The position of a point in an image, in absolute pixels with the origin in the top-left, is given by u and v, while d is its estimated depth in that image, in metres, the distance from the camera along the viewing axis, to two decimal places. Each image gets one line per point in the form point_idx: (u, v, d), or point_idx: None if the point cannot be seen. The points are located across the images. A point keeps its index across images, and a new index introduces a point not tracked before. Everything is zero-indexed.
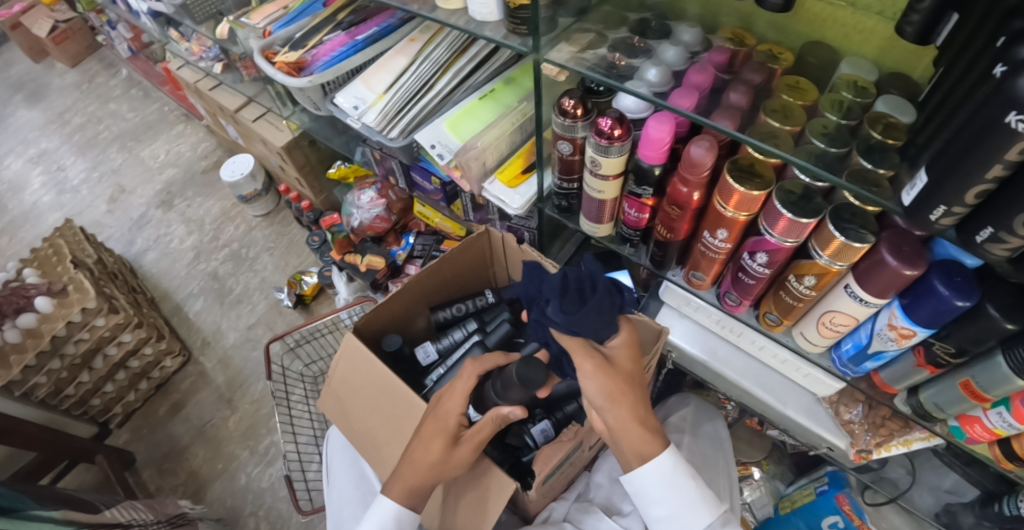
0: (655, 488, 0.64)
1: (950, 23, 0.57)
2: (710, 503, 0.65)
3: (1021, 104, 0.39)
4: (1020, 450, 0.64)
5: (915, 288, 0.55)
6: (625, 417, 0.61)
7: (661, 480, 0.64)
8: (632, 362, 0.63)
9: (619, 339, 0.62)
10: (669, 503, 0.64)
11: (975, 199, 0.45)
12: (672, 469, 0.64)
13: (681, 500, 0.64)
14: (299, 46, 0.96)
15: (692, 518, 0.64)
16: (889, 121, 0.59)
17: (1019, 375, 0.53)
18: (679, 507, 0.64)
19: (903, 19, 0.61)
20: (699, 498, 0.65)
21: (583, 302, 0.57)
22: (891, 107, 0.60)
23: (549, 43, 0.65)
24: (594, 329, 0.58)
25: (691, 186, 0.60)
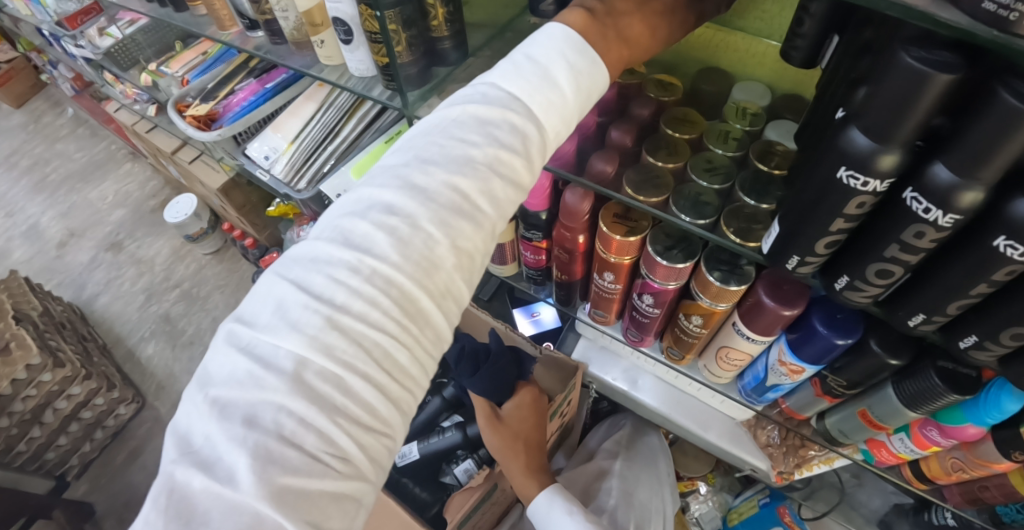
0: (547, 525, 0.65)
1: (832, 45, 0.55)
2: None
3: (852, 160, 0.39)
4: (929, 471, 0.64)
5: (798, 325, 0.55)
6: (514, 465, 0.68)
7: (548, 513, 0.66)
8: (525, 418, 0.68)
9: (513, 401, 0.67)
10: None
11: (827, 248, 0.45)
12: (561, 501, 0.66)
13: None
14: (210, 97, 0.95)
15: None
16: (776, 150, 0.59)
17: (910, 406, 0.53)
18: None
19: (787, 44, 0.59)
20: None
21: (479, 363, 0.66)
22: (782, 134, 0.61)
23: (420, 97, 0.63)
24: (484, 387, 0.66)
25: (574, 231, 0.60)
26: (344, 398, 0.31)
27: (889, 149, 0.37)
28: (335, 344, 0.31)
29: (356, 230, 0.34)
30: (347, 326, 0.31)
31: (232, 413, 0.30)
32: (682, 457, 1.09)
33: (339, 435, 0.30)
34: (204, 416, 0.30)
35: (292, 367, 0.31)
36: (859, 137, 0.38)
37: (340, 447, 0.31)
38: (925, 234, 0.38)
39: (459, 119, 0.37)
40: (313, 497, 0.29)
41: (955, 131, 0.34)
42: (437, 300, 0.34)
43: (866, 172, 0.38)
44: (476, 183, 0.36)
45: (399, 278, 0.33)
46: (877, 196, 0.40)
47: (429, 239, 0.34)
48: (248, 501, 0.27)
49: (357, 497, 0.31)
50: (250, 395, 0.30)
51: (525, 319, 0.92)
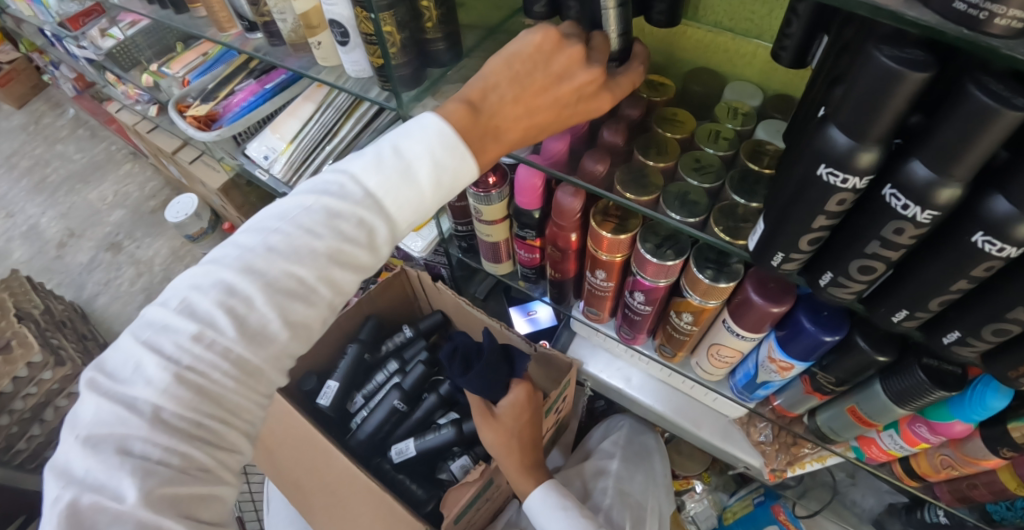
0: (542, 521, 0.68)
1: (821, 44, 0.58)
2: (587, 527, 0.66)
3: (831, 157, 0.39)
4: (919, 468, 0.64)
5: (786, 322, 0.56)
6: (510, 462, 0.69)
7: (543, 507, 0.68)
8: (520, 414, 0.67)
9: (509, 398, 0.67)
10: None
11: (810, 245, 0.45)
12: (555, 497, 0.68)
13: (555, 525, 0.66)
14: (209, 97, 0.97)
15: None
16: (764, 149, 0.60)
17: (899, 403, 0.54)
18: None
19: (778, 46, 0.61)
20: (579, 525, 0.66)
21: (471, 362, 0.67)
22: (772, 134, 0.63)
23: (415, 97, 0.64)
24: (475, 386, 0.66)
25: (566, 230, 0.61)
26: (213, 430, 0.38)
27: (868, 145, 0.38)
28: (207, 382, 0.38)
29: (198, 302, 0.39)
30: (193, 380, 0.37)
31: (125, 430, 0.35)
32: (677, 456, 1.10)
33: (202, 448, 0.37)
34: (77, 451, 0.34)
35: (203, 381, 0.37)
36: (838, 134, 0.39)
37: (198, 459, 0.37)
38: (905, 230, 0.39)
39: (311, 208, 0.42)
40: (183, 500, 0.35)
41: (930, 128, 0.35)
42: (271, 360, 0.41)
43: (845, 170, 0.39)
44: (364, 232, 0.43)
45: (238, 345, 0.39)
46: (856, 193, 0.41)
47: (317, 301, 0.42)
48: (132, 511, 0.32)
49: (226, 500, 0.39)
50: (146, 414, 0.36)
51: (522, 318, 0.93)
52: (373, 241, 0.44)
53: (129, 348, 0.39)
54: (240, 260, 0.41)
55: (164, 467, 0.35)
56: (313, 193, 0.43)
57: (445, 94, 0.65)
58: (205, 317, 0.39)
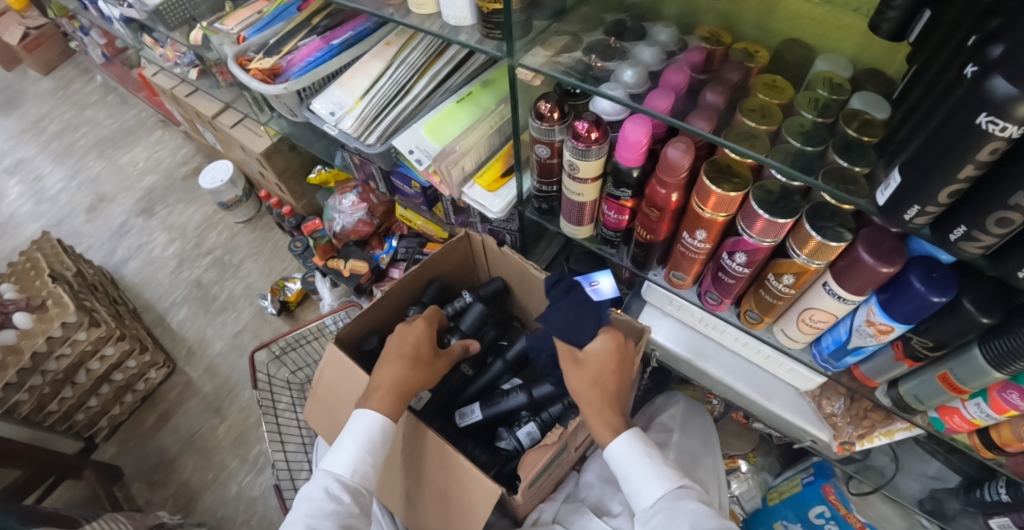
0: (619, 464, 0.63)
1: (922, 20, 0.54)
2: (667, 478, 0.60)
3: (993, 105, 0.39)
4: (999, 438, 0.65)
5: (893, 284, 0.56)
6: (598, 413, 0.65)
7: (621, 455, 0.63)
8: (607, 365, 0.66)
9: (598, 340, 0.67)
10: (629, 476, 0.61)
11: (948, 198, 0.45)
12: (640, 444, 0.63)
13: (638, 471, 0.61)
14: (273, 52, 0.95)
15: (647, 492, 0.60)
16: (865, 118, 0.58)
17: (996, 367, 0.53)
18: (637, 480, 0.61)
19: (877, 16, 0.57)
20: (654, 472, 0.61)
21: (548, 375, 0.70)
22: (866, 103, 0.59)
23: (524, 46, 0.65)
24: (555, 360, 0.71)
25: (669, 187, 0.60)
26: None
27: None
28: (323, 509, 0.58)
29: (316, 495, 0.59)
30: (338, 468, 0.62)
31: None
32: (724, 435, 1.11)
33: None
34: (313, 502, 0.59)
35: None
36: (1000, 83, 0.38)
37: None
38: None
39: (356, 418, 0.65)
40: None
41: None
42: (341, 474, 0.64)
43: (1006, 119, 0.38)
44: (357, 475, 0.62)
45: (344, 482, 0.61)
46: (1010, 143, 0.40)
47: (343, 506, 0.59)
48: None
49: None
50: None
51: (584, 288, 0.90)
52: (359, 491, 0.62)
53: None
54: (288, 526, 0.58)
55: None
56: (367, 433, 0.64)
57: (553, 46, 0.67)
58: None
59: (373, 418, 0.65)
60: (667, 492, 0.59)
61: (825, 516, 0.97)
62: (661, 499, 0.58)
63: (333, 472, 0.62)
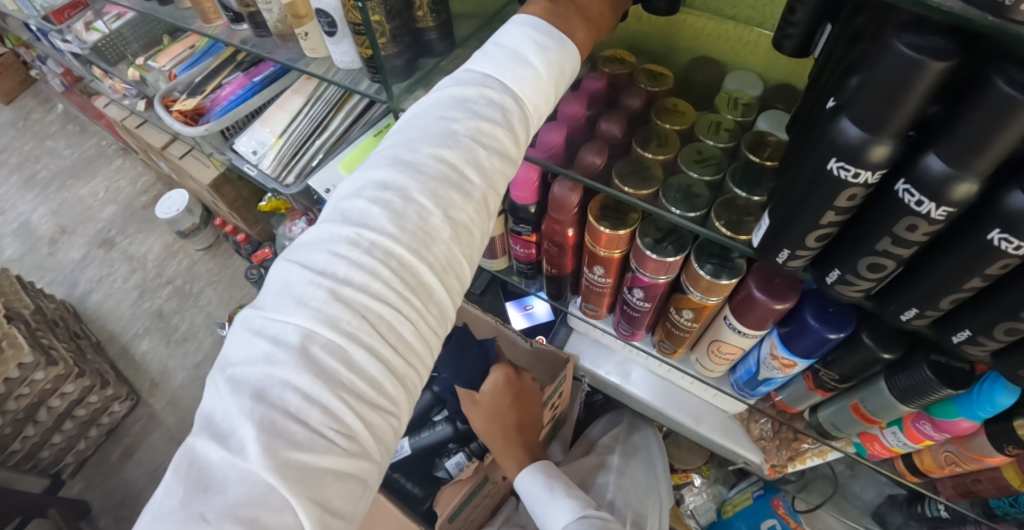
0: (530, 499, 0.68)
1: (824, 34, 0.53)
2: (568, 507, 0.64)
3: (844, 151, 0.37)
4: (922, 464, 0.64)
5: (790, 319, 0.54)
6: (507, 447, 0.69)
7: (530, 488, 0.68)
8: (506, 402, 0.67)
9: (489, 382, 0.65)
10: (538, 510, 0.66)
11: (817, 241, 0.44)
12: (545, 478, 0.68)
13: (543, 505, 0.65)
14: (197, 91, 0.94)
15: (552, 522, 0.64)
16: (769, 140, 0.57)
17: (903, 400, 0.52)
18: (543, 512, 0.65)
19: (779, 33, 0.56)
20: (558, 503, 0.65)
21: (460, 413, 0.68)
22: (773, 123, 0.59)
23: (406, 89, 0.62)
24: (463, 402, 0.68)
25: (564, 224, 0.60)
26: (373, 346, 0.34)
27: (880, 139, 0.35)
28: (372, 299, 0.34)
29: (419, 168, 0.38)
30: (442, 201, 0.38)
31: (361, 249, 0.35)
32: (677, 449, 1.09)
33: (345, 413, 0.32)
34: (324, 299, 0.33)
35: (376, 300, 0.34)
36: (849, 128, 0.36)
37: (345, 424, 0.32)
38: (918, 227, 0.37)
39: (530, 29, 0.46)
40: (319, 475, 0.31)
41: (953, 122, 0.33)
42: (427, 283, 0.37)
43: (857, 164, 0.37)
44: (535, 110, 0.43)
45: (397, 250, 0.35)
46: (868, 189, 0.39)
47: (506, 147, 0.41)
48: (256, 471, 0.29)
49: (366, 480, 0.34)
50: (366, 267, 0.34)
51: (518, 312, 0.92)
52: (525, 124, 0.42)
53: (297, 276, 0.35)
54: (409, 144, 0.39)
55: (328, 412, 0.32)
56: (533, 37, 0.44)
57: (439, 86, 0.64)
58: (415, 148, 0.38)
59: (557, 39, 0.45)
60: (569, 522, 0.62)
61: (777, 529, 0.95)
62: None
63: (500, 88, 0.42)
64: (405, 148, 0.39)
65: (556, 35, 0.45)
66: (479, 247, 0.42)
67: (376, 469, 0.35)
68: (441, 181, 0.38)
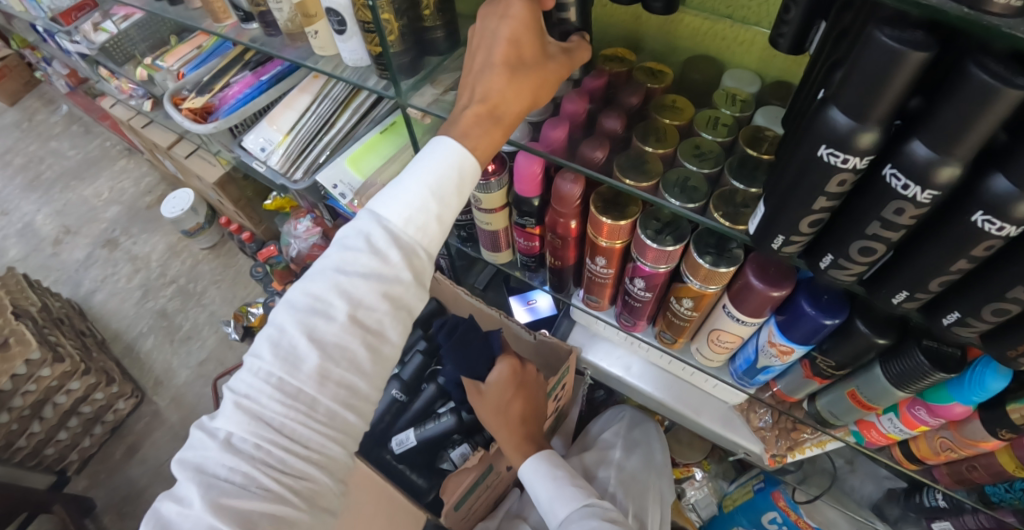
0: (531, 487, 0.69)
1: (819, 30, 0.54)
2: (569, 499, 0.65)
3: (833, 138, 0.39)
4: (919, 451, 0.65)
5: (787, 307, 0.56)
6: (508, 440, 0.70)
7: (531, 477, 0.69)
8: (506, 390, 0.68)
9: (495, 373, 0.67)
10: (538, 499, 0.67)
11: (810, 227, 0.46)
12: (547, 467, 0.69)
13: (545, 495, 0.67)
14: (206, 90, 0.96)
15: (552, 512, 0.65)
16: (765, 135, 0.59)
17: (898, 386, 0.54)
18: (544, 502, 0.67)
19: (774, 31, 0.57)
20: (561, 493, 0.66)
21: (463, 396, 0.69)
22: (770, 119, 0.61)
23: (412, 86, 0.64)
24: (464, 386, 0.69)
25: (567, 217, 0.61)
26: (275, 439, 0.42)
27: (868, 126, 0.37)
28: (269, 410, 0.43)
29: (303, 303, 0.45)
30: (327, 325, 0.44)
31: (256, 372, 0.43)
32: (676, 444, 1.11)
33: (259, 487, 0.41)
34: (233, 413, 0.43)
35: (272, 408, 0.43)
36: (839, 116, 0.38)
37: (260, 495, 0.41)
38: (905, 211, 0.39)
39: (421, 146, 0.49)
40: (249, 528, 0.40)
41: (933, 109, 0.35)
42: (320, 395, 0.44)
43: (846, 151, 0.39)
44: (412, 226, 0.47)
45: (281, 373, 0.43)
46: (856, 175, 0.41)
47: (388, 265, 0.46)
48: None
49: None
50: (261, 388, 0.43)
51: (522, 307, 0.94)
52: (406, 247, 0.46)
53: (238, 374, 0.44)
54: (307, 277, 0.46)
55: (256, 482, 0.41)
56: (436, 148, 0.48)
57: (443, 83, 0.65)
58: (307, 285, 0.46)
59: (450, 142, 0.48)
60: (573, 511, 0.64)
61: (778, 522, 0.94)
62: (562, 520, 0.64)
63: (379, 216, 0.46)
64: (300, 284, 0.46)
65: (436, 146, 0.48)
66: (380, 349, 0.47)
67: (307, 521, 0.44)
68: (328, 305, 0.45)
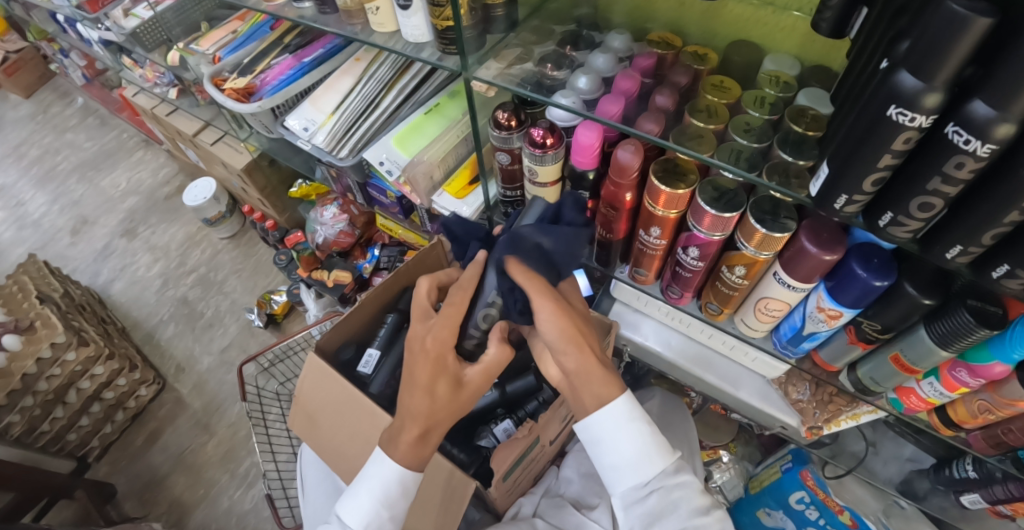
0: (609, 433, 0.61)
1: (861, 18, 0.55)
2: (665, 452, 0.61)
3: (901, 98, 0.41)
4: (956, 416, 0.68)
5: (837, 271, 0.58)
6: (588, 361, 0.61)
7: (616, 423, 0.61)
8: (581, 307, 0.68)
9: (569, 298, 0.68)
10: (624, 450, 0.61)
11: (872, 186, 0.48)
12: (634, 415, 0.61)
13: (635, 446, 0.61)
14: (247, 71, 0.97)
15: (643, 464, 0.60)
16: (811, 115, 0.59)
17: (942, 346, 0.56)
18: (631, 452, 0.60)
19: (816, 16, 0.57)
20: (653, 445, 0.61)
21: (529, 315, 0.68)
22: (812, 100, 0.61)
23: (478, 60, 0.68)
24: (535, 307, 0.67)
25: (623, 188, 0.64)
26: None
27: (934, 87, 0.39)
28: None
29: None
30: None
31: None
32: (703, 427, 1.15)
33: None
34: None
35: None
36: (906, 78, 0.40)
37: None
38: (966, 165, 0.41)
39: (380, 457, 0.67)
40: None
41: (996, 69, 0.37)
42: None
43: (914, 110, 0.41)
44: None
45: None
46: (921, 133, 0.43)
47: None
48: None
49: None
50: None
51: None
52: None
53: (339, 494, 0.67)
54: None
55: None
56: (388, 474, 0.65)
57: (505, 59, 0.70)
58: None
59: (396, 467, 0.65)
60: (667, 468, 0.61)
61: (805, 501, 0.98)
62: (659, 475, 0.60)
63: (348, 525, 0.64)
64: None
65: (387, 479, 0.65)
66: None
67: None
68: None
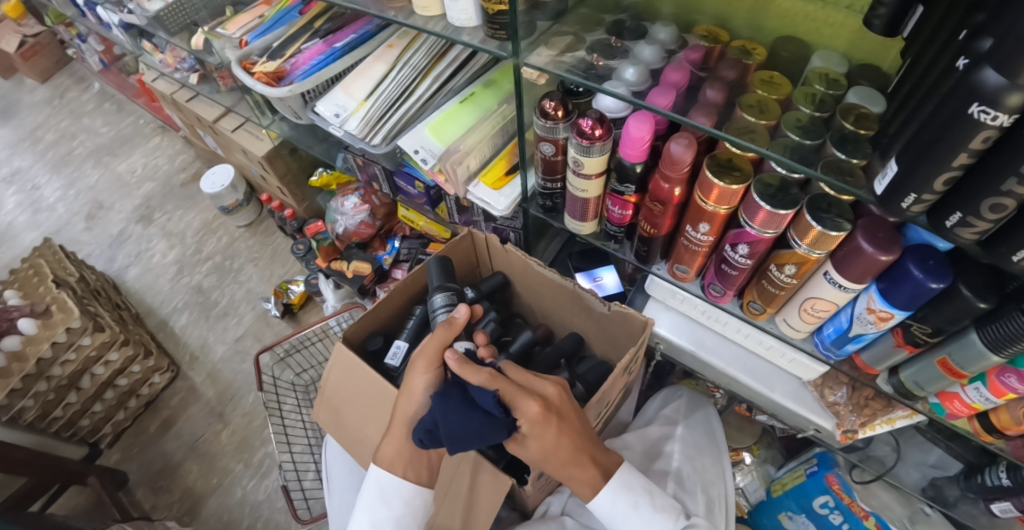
0: (617, 514, 0.67)
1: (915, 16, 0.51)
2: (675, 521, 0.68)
3: (985, 95, 0.38)
4: (998, 423, 0.66)
5: (891, 272, 0.57)
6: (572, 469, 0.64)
7: (618, 504, 0.67)
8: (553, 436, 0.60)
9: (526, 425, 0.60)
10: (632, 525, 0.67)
11: (944, 185, 0.45)
12: (627, 493, 0.67)
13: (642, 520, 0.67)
14: (276, 55, 0.96)
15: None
16: (860, 112, 0.57)
17: (994, 350, 0.54)
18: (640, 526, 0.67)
19: (869, 11, 0.54)
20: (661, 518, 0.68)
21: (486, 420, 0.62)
22: (862, 98, 0.58)
23: (529, 46, 0.68)
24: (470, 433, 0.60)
25: (672, 182, 0.63)
26: None
27: (1019, 86, 0.36)
28: None
29: None
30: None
31: None
32: (727, 429, 1.14)
33: None
34: None
35: None
36: (989, 74, 0.37)
37: None
38: None
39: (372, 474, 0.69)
40: None
41: None
42: None
43: (997, 108, 0.38)
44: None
45: None
46: (1001, 132, 0.40)
47: None
48: None
49: None
50: None
51: (589, 282, 1.00)
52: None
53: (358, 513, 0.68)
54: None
55: None
56: (375, 490, 0.68)
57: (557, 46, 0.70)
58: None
59: (379, 473, 0.68)
60: None
61: (830, 506, 0.98)
62: None
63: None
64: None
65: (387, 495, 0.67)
66: None
67: None
68: None
